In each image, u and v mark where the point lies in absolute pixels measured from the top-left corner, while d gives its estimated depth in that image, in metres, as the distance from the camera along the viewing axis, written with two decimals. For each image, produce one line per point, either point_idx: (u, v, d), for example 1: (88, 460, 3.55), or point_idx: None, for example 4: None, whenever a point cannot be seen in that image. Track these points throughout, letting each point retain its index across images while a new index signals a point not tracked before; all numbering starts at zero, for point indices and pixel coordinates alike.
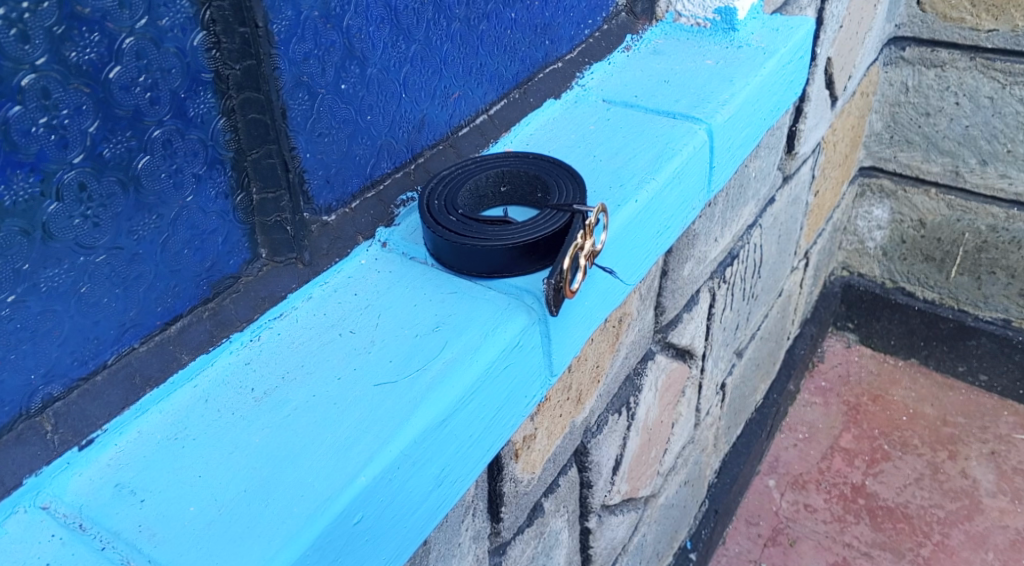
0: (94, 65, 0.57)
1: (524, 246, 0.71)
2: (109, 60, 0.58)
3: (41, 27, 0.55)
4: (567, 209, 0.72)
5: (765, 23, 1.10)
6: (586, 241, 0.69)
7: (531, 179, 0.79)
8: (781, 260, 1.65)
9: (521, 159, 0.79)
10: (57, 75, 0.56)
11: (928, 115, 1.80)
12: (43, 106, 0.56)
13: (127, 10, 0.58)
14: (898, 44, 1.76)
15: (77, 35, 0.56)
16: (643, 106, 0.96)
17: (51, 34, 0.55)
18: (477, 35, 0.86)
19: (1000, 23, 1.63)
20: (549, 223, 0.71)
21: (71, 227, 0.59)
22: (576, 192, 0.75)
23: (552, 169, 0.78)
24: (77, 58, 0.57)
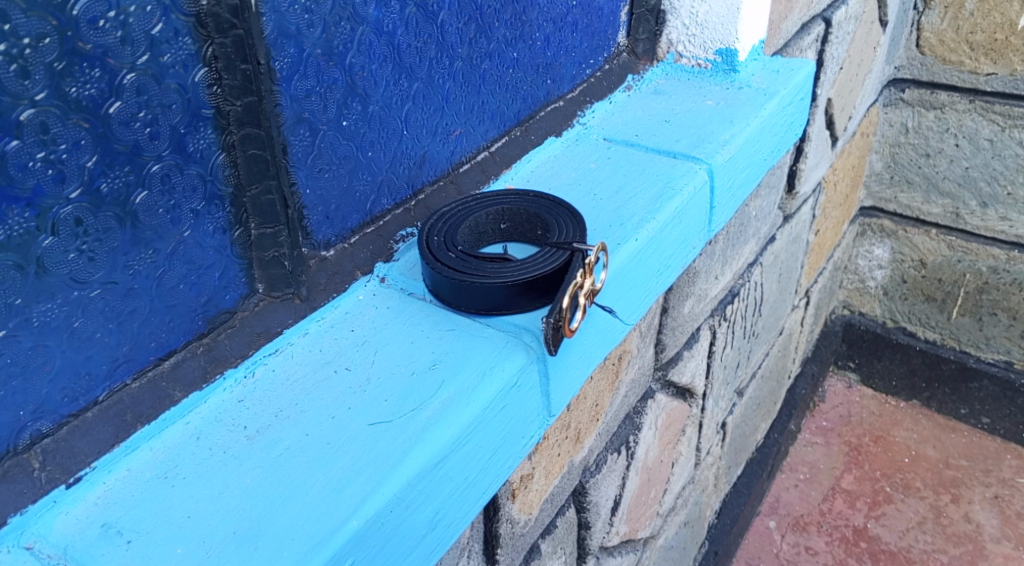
0: (94, 100, 0.57)
1: (522, 284, 0.70)
2: (110, 95, 0.58)
3: (42, 63, 0.55)
4: (567, 247, 0.71)
5: (766, 64, 1.10)
6: (585, 280, 0.68)
7: (532, 216, 0.79)
8: (782, 299, 1.65)
9: (522, 197, 0.79)
10: (56, 111, 0.56)
11: (928, 155, 1.81)
12: (41, 141, 0.56)
13: (129, 47, 0.58)
14: (898, 86, 1.79)
15: (77, 71, 0.56)
16: (644, 146, 0.96)
17: (51, 69, 0.55)
18: (479, 74, 0.87)
19: (998, 66, 1.64)
20: (548, 261, 0.71)
21: (65, 262, 0.59)
22: (576, 230, 0.75)
23: (552, 208, 0.78)
24: (77, 94, 0.57)
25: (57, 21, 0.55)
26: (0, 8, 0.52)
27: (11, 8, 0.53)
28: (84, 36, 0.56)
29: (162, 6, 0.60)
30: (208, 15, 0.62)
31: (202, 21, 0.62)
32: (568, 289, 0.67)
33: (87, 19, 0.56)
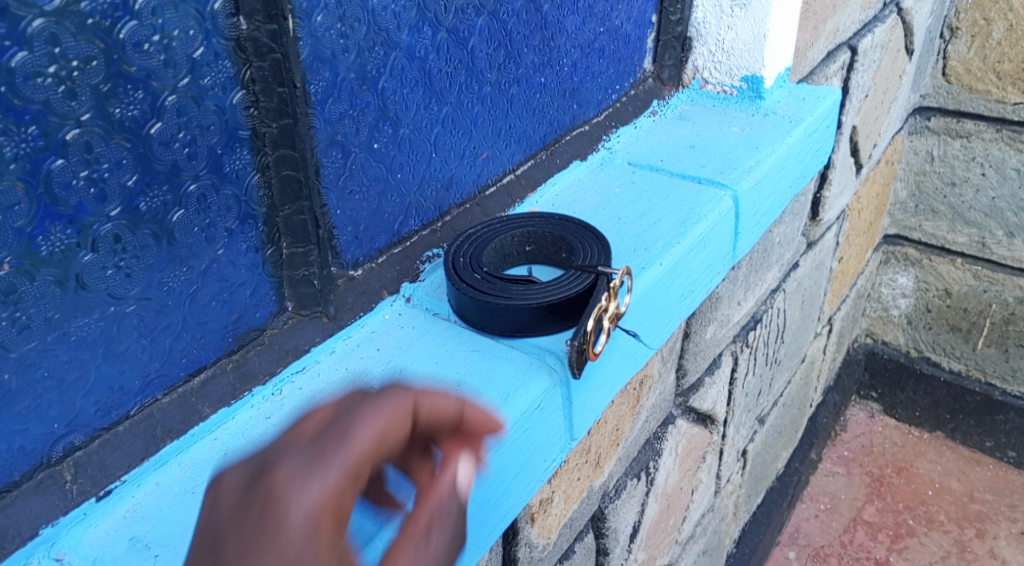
0: (137, 121, 0.59)
1: (547, 306, 0.71)
2: (151, 116, 0.60)
3: (88, 84, 0.56)
4: (592, 270, 0.72)
5: (792, 92, 1.10)
6: (610, 303, 0.69)
7: (557, 239, 0.79)
8: (804, 326, 1.64)
9: (547, 220, 0.80)
10: (101, 131, 0.57)
11: (954, 185, 1.80)
12: (85, 160, 0.57)
13: (172, 69, 0.60)
14: (924, 114, 1.79)
15: (121, 92, 0.58)
16: (669, 170, 0.96)
17: (97, 91, 0.57)
18: (507, 99, 0.88)
19: None
20: (573, 283, 0.72)
21: (103, 278, 0.60)
22: (601, 254, 0.75)
23: (577, 230, 0.79)
24: (121, 115, 0.58)
25: (104, 43, 0.56)
26: (52, 32, 0.54)
27: (61, 32, 0.54)
28: (129, 59, 0.58)
29: (203, 31, 0.61)
30: (247, 40, 0.64)
31: (241, 45, 0.64)
32: (592, 313, 0.67)
33: (132, 43, 0.57)
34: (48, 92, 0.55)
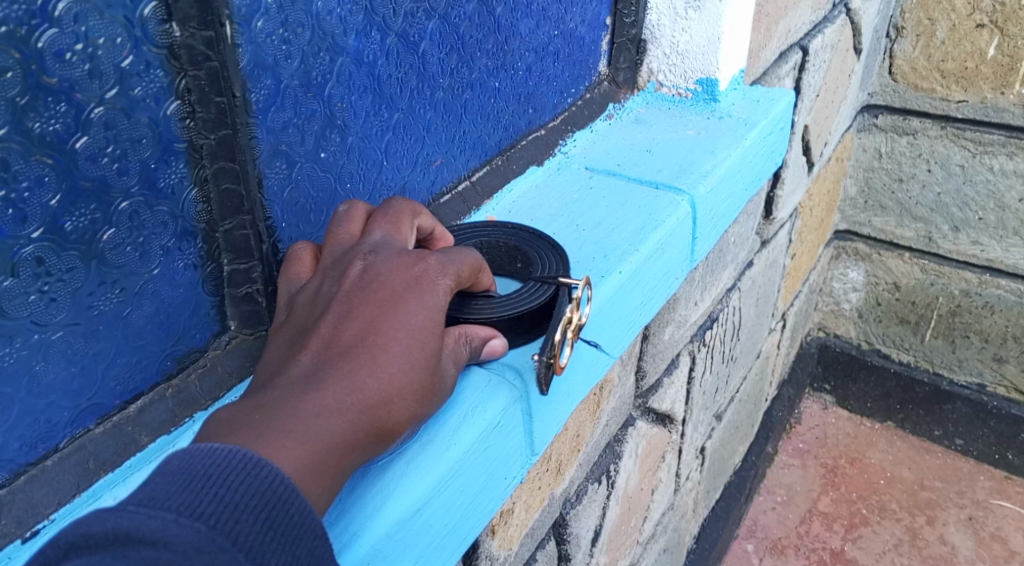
0: (59, 135, 0.56)
1: (507, 321, 0.69)
2: (76, 130, 0.57)
3: (5, 97, 0.53)
4: (552, 281, 0.71)
5: (746, 94, 1.09)
6: (575, 314, 0.67)
7: (512, 249, 0.78)
8: (759, 323, 1.65)
9: (501, 230, 0.79)
10: (19, 147, 0.55)
11: (901, 180, 1.83)
12: (2, 178, 0.54)
13: (98, 80, 0.57)
14: (871, 112, 1.81)
15: (42, 105, 0.55)
16: (626, 176, 0.95)
17: (14, 104, 0.54)
18: (460, 104, 0.86)
19: (969, 94, 1.67)
20: (533, 296, 0.71)
21: (26, 304, 0.58)
22: (560, 263, 0.75)
23: (533, 241, 0.78)
24: (41, 129, 0.55)
25: (21, 53, 0.54)
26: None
27: None
28: (49, 69, 0.55)
29: (132, 38, 0.58)
30: (181, 47, 0.61)
31: (175, 53, 0.61)
32: (558, 332, 0.67)
33: (52, 52, 0.55)
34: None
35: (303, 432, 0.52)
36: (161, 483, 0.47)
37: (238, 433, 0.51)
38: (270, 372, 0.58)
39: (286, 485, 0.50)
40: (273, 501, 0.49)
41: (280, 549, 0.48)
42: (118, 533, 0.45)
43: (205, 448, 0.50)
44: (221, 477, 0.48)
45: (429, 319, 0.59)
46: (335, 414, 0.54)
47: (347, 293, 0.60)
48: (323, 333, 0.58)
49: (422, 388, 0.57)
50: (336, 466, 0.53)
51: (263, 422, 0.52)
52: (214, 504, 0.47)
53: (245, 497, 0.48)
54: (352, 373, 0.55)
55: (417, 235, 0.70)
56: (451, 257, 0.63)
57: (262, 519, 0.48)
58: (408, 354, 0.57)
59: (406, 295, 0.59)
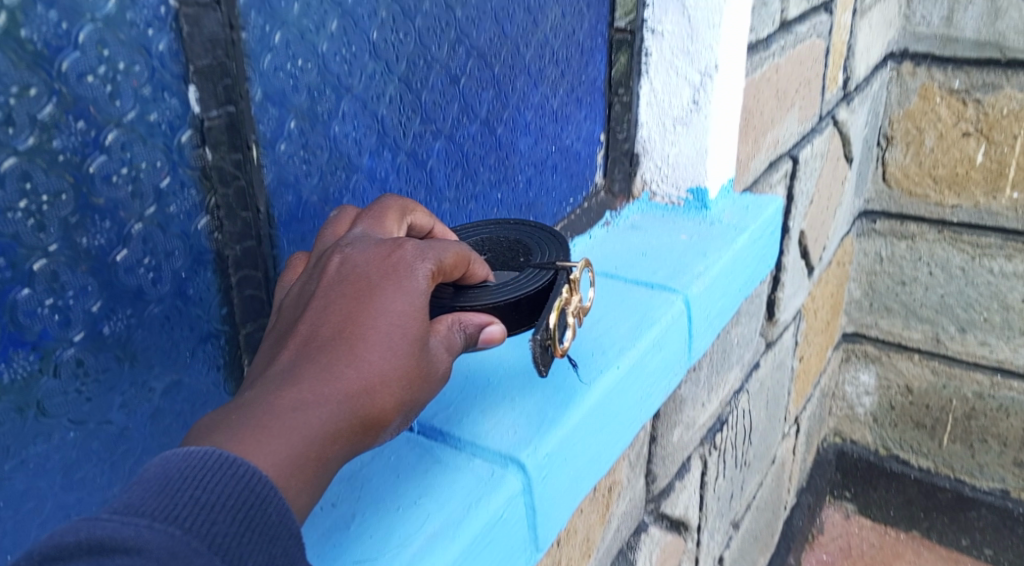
0: (102, 249, 0.63)
1: (507, 307, 0.72)
2: (117, 244, 0.64)
3: (57, 217, 0.60)
4: (550, 266, 0.75)
5: (735, 201, 1.17)
6: (571, 297, 0.71)
7: (513, 243, 0.81)
8: (771, 427, 1.67)
9: (501, 226, 0.84)
10: (67, 260, 0.61)
11: (904, 283, 1.88)
12: (50, 288, 0.61)
13: (138, 200, 0.64)
14: (869, 217, 1.88)
15: (89, 222, 0.62)
16: (623, 277, 1.01)
17: (65, 222, 0.61)
18: (465, 214, 0.93)
19: (962, 199, 1.75)
20: (533, 282, 0.74)
21: (64, 402, 0.63)
22: (558, 251, 0.78)
23: (533, 233, 0.82)
24: (87, 243, 0.62)
25: (73, 178, 0.61)
26: (23, 169, 0.58)
27: (33, 169, 0.59)
28: (97, 191, 0.62)
29: (171, 162, 0.66)
30: (212, 169, 0.69)
31: (207, 174, 0.68)
32: (555, 306, 0.70)
33: (101, 176, 0.62)
34: (18, 225, 0.58)
35: (279, 428, 0.53)
36: (137, 490, 0.49)
37: (213, 434, 0.52)
38: (254, 372, 0.59)
39: (260, 484, 0.51)
40: (249, 499, 0.50)
41: (255, 546, 0.50)
42: (93, 542, 0.46)
43: (181, 451, 0.51)
44: (195, 478, 0.49)
45: (408, 307, 0.59)
46: (312, 409, 0.54)
47: (327, 288, 0.61)
48: (303, 329, 0.59)
49: (402, 376, 0.58)
50: (316, 458, 0.54)
51: (239, 421, 0.53)
52: (189, 506, 0.49)
53: (220, 496, 0.49)
54: (330, 368, 0.56)
55: (414, 230, 0.72)
56: (433, 246, 0.64)
57: (238, 518, 0.50)
58: (387, 346, 0.58)
59: (384, 286, 0.60)
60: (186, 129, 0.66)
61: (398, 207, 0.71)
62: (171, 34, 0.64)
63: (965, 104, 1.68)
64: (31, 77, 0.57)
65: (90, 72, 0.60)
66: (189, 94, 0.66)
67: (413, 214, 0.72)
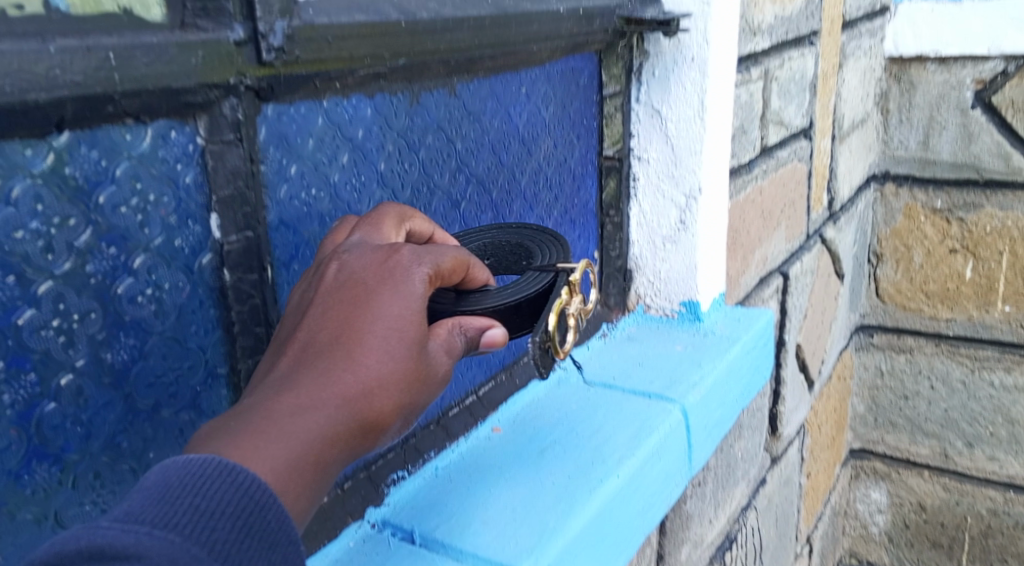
0: (125, 364, 0.69)
1: (508, 309, 0.71)
2: (138, 359, 0.70)
3: (86, 334, 0.66)
4: (550, 268, 0.75)
5: (727, 313, 1.23)
6: (570, 297, 0.72)
7: (515, 247, 0.83)
8: (782, 546, 1.68)
9: (503, 231, 0.85)
10: (91, 375, 0.67)
11: (907, 397, 1.91)
12: (75, 402, 0.66)
13: (161, 317, 0.71)
14: (866, 331, 1.92)
15: (114, 339, 0.68)
16: (621, 386, 1.06)
17: (93, 339, 0.67)
18: None
19: (956, 312, 1.80)
20: (534, 284, 0.73)
21: (80, 514, 0.68)
22: (559, 252, 0.79)
23: (534, 236, 0.83)
24: (111, 359, 0.68)
25: (102, 298, 0.67)
26: (58, 291, 0.64)
27: (67, 291, 0.65)
28: (124, 310, 0.68)
29: (191, 283, 0.73)
30: (230, 288, 0.75)
31: (225, 293, 0.75)
32: (553, 309, 0.70)
33: (127, 297, 0.68)
34: (49, 342, 0.64)
35: (279, 432, 0.55)
36: (136, 498, 0.50)
37: (214, 440, 0.54)
38: (254, 377, 0.61)
39: (261, 489, 0.53)
40: (251, 504, 0.52)
41: (255, 552, 0.52)
42: (93, 550, 0.47)
43: (181, 459, 0.52)
44: (196, 485, 0.51)
45: (405, 310, 0.61)
46: (311, 413, 0.57)
47: (325, 294, 0.63)
48: (301, 337, 0.61)
49: (398, 380, 0.60)
50: (315, 461, 0.56)
51: (239, 427, 0.55)
52: (190, 513, 0.50)
53: (221, 504, 0.51)
54: (328, 373, 0.58)
55: (411, 232, 0.74)
56: (431, 250, 0.66)
57: (239, 523, 0.52)
58: (384, 351, 0.60)
59: (381, 290, 0.62)
60: (207, 253, 0.73)
61: (396, 214, 0.73)
62: (197, 169, 0.71)
63: (949, 222, 1.77)
64: (71, 208, 0.64)
65: (124, 203, 0.67)
66: (211, 221, 0.73)
67: (411, 221, 0.74)
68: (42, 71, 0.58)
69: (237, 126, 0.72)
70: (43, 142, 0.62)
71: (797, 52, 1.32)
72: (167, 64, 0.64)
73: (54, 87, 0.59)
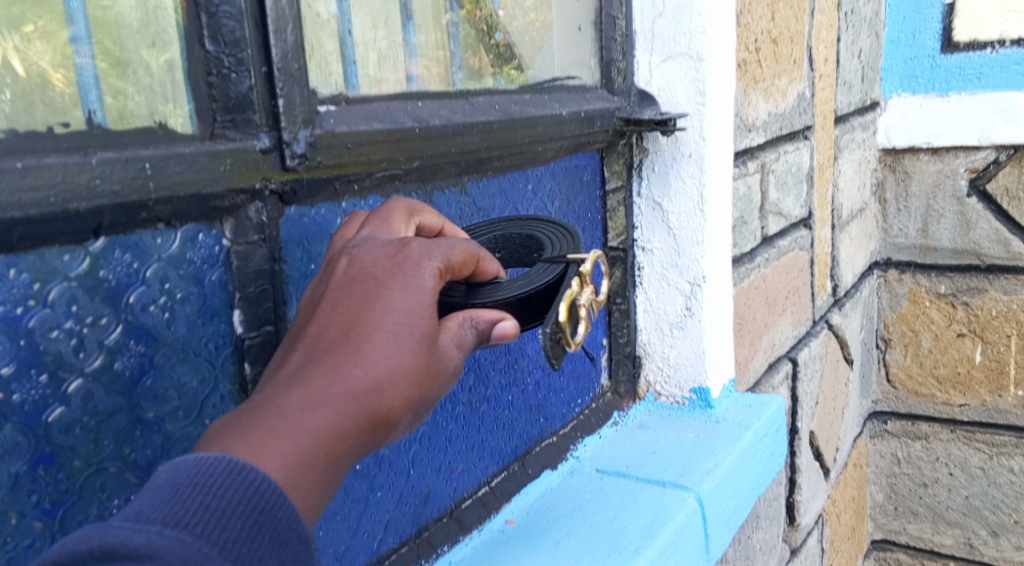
0: (147, 460, 0.72)
1: (518, 300, 0.73)
2: (160, 455, 0.73)
3: (111, 431, 0.69)
4: (561, 260, 0.75)
5: (738, 400, 1.24)
6: (581, 288, 0.72)
7: (526, 239, 0.84)
8: None
9: (514, 225, 0.86)
10: (115, 471, 0.70)
11: (926, 485, 1.89)
12: (98, 498, 0.69)
13: (183, 413, 0.74)
14: (880, 417, 1.93)
15: (138, 435, 0.71)
16: (634, 475, 1.08)
17: (117, 436, 0.70)
18: (478, 415, 1.01)
19: (969, 397, 1.81)
20: (545, 275, 0.74)
21: None
22: (569, 244, 0.79)
23: (544, 229, 0.84)
24: (134, 455, 0.71)
25: (129, 396, 0.70)
26: (87, 389, 0.67)
27: (96, 388, 0.68)
28: (148, 406, 0.71)
29: (212, 377, 0.76)
30: (250, 383, 0.78)
31: (245, 387, 0.78)
32: (564, 298, 0.70)
33: (152, 394, 0.71)
34: (76, 439, 0.67)
35: (290, 427, 0.58)
36: (148, 497, 0.52)
37: (224, 438, 0.57)
38: (268, 372, 0.64)
39: (270, 487, 0.55)
40: (261, 502, 0.55)
41: (266, 550, 0.54)
42: (105, 549, 0.49)
43: (193, 457, 0.55)
44: (206, 484, 0.54)
45: (415, 304, 0.63)
46: (321, 408, 0.59)
47: (337, 291, 0.65)
48: (313, 335, 0.63)
49: (408, 374, 0.62)
50: (325, 455, 0.59)
51: (248, 424, 0.57)
52: (199, 512, 0.52)
53: (231, 502, 0.54)
54: (337, 370, 0.61)
55: (423, 227, 0.76)
56: (441, 243, 0.68)
57: (249, 521, 0.54)
58: (393, 346, 0.62)
59: (391, 285, 0.64)
60: (228, 348, 0.77)
61: (406, 208, 0.74)
62: (222, 268, 0.75)
63: (955, 307, 1.79)
64: (103, 308, 0.68)
65: (152, 302, 0.70)
66: (233, 317, 0.76)
67: (421, 214, 0.76)
68: (84, 181, 0.63)
69: (260, 228, 0.76)
70: (80, 247, 0.66)
71: (792, 146, 1.37)
72: (198, 171, 0.69)
73: (94, 196, 0.64)
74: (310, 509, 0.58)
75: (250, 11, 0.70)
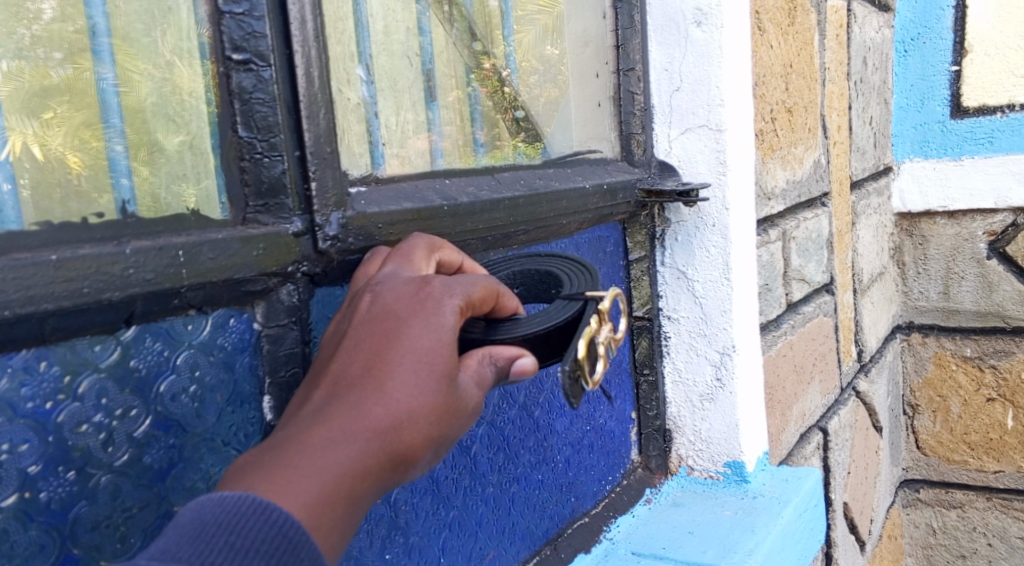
0: None
1: (537, 337, 0.72)
2: None
3: (139, 528, 0.68)
4: (581, 297, 0.75)
5: (774, 473, 1.21)
6: (600, 325, 0.72)
7: (544, 275, 0.83)
8: None
9: (533, 261, 0.85)
10: None
11: (964, 555, 1.84)
12: None
13: None
14: (912, 485, 1.88)
15: None
16: (673, 557, 1.05)
17: (145, 532, 0.68)
18: (509, 496, 0.99)
19: (1004, 463, 1.76)
20: (563, 312, 0.74)
21: None
22: (589, 282, 0.78)
23: (563, 265, 0.83)
24: None
25: (157, 489, 0.69)
26: (115, 484, 0.66)
27: (124, 482, 0.67)
28: (176, 500, 0.70)
29: None
30: None
31: None
32: (583, 336, 0.70)
33: (180, 488, 0.70)
34: (103, 537, 0.66)
35: (310, 464, 0.58)
36: (174, 536, 0.53)
37: (247, 478, 0.57)
38: (291, 410, 0.64)
39: (292, 526, 0.55)
40: (283, 542, 0.55)
41: None
42: None
43: (217, 496, 0.55)
44: (231, 523, 0.54)
45: (435, 342, 0.63)
46: (343, 446, 0.59)
47: (359, 330, 0.66)
48: (335, 373, 0.64)
49: (429, 412, 0.62)
50: (345, 494, 0.58)
51: (270, 462, 0.57)
52: (224, 552, 0.53)
53: (255, 542, 0.54)
54: (358, 406, 0.61)
55: (446, 265, 0.76)
56: (462, 281, 0.68)
57: (273, 560, 0.54)
58: (414, 382, 0.62)
59: (412, 323, 0.64)
60: (258, 436, 0.76)
61: (426, 244, 0.75)
62: (253, 353, 0.74)
63: (983, 370, 1.76)
64: (133, 399, 0.67)
65: (182, 391, 0.70)
66: (263, 404, 0.76)
67: (441, 250, 0.75)
68: (118, 270, 0.63)
69: (292, 310, 0.76)
70: (111, 337, 0.66)
71: (811, 213, 1.38)
72: (231, 257, 0.69)
73: (127, 285, 0.63)
74: (331, 547, 0.58)
75: (283, 97, 0.72)
